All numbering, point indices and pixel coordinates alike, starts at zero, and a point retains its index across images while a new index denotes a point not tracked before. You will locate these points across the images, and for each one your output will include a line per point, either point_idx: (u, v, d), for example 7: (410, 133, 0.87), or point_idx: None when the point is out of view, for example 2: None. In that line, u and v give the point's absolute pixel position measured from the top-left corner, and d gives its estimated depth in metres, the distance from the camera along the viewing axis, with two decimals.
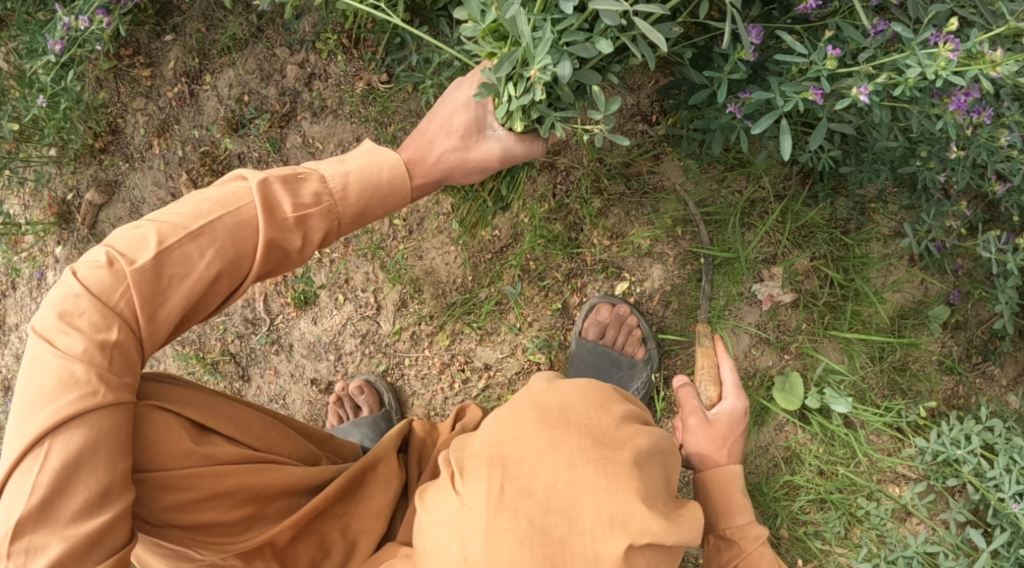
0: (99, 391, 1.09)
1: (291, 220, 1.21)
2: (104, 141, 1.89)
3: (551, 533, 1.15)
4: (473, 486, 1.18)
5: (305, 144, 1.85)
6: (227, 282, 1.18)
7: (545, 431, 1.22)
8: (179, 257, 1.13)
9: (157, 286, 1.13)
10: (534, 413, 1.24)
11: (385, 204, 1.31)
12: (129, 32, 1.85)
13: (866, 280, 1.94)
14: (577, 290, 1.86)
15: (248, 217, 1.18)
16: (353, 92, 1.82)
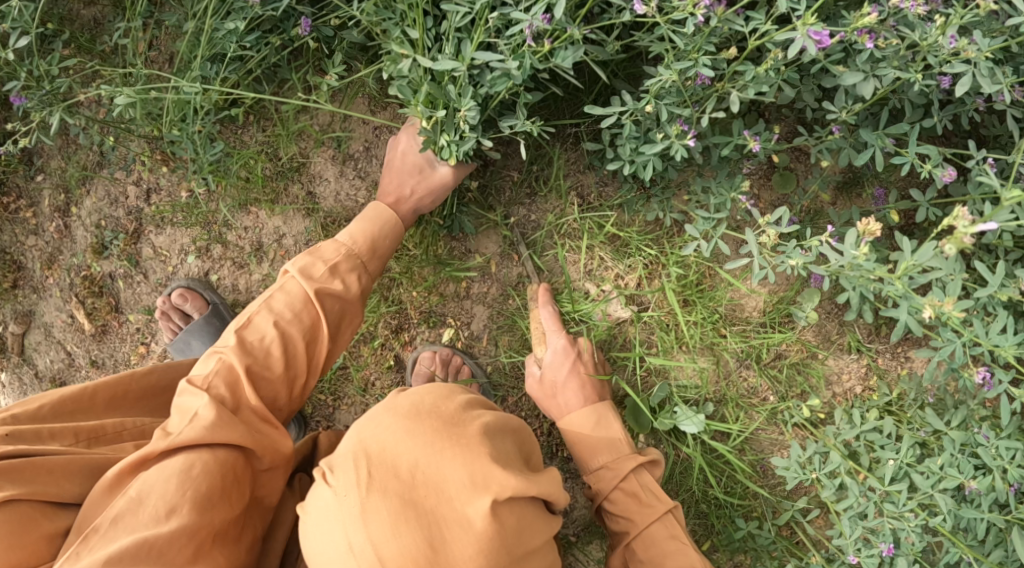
0: (214, 428, 1.29)
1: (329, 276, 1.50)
2: (12, 278, 2.17)
3: (423, 506, 1.14)
4: (342, 476, 1.16)
5: (156, 254, 2.06)
6: (297, 339, 1.44)
7: (393, 419, 1.21)
8: (255, 333, 1.42)
9: (256, 357, 1.40)
10: (389, 410, 1.22)
11: (388, 241, 1.62)
12: (8, 182, 2.15)
13: (711, 279, 1.83)
14: (406, 344, 1.90)
15: (294, 286, 1.47)
16: (179, 199, 2.02)
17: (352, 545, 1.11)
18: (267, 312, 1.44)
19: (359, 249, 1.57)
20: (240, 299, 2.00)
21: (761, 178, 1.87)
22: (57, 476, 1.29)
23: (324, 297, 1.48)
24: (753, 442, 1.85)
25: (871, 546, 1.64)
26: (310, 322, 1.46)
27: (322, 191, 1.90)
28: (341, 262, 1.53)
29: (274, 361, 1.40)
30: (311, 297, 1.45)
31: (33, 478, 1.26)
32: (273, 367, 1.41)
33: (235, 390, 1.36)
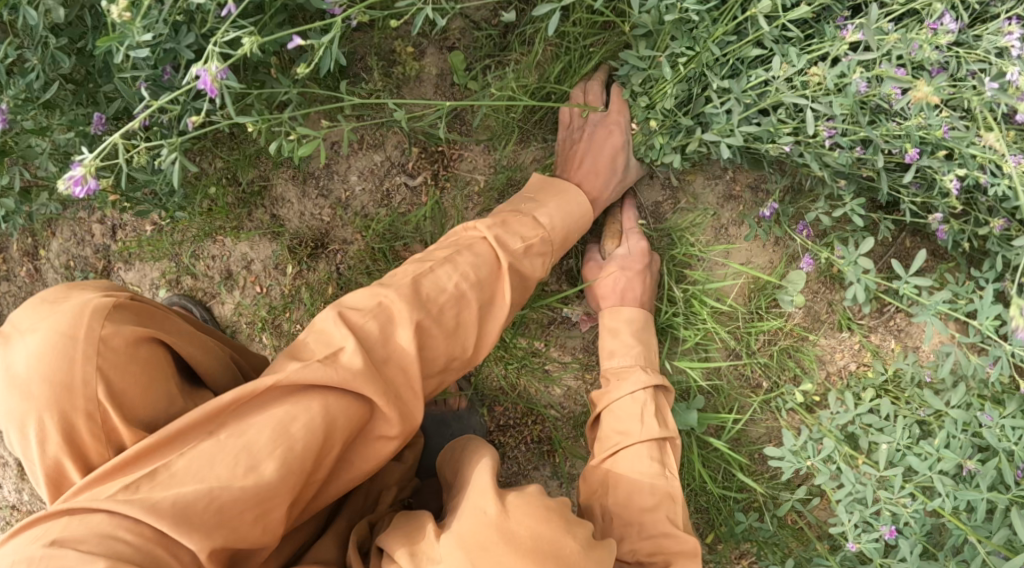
0: (350, 378, 1.18)
1: (521, 252, 1.45)
2: None
3: None
4: None
5: (127, 290, 2.02)
6: (476, 309, 1.35)
7: (520, 562, 1.17)
8: (434, 287, 1.31)
9: (430, 313, 1.29)
10: (513, 547, 1.18)
11: (579, 226, 1.63)
12: None
13: (695, 264, 1.81)
14: None
15: (486, 252, 1.39)
16: (146, 232, 1.98)
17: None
18: (452, 269, 1.34)
19: (556, 238, 1.54)
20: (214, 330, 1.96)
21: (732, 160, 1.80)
22: (185, 341, 1.26)
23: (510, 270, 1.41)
24: (745, 433, 1.82)
25: (872, 530, 1.57)
26: (490, 291, 1.37)
27: (288, 214, 1.85)
28: (521, 238, 1.47)
29: (451, 321, 1.31)
30: (502, 268, 1.38)
31: (163, 328, 1.24)
32: (445, 328, 1.31)
33: (388, 337, 1.26)
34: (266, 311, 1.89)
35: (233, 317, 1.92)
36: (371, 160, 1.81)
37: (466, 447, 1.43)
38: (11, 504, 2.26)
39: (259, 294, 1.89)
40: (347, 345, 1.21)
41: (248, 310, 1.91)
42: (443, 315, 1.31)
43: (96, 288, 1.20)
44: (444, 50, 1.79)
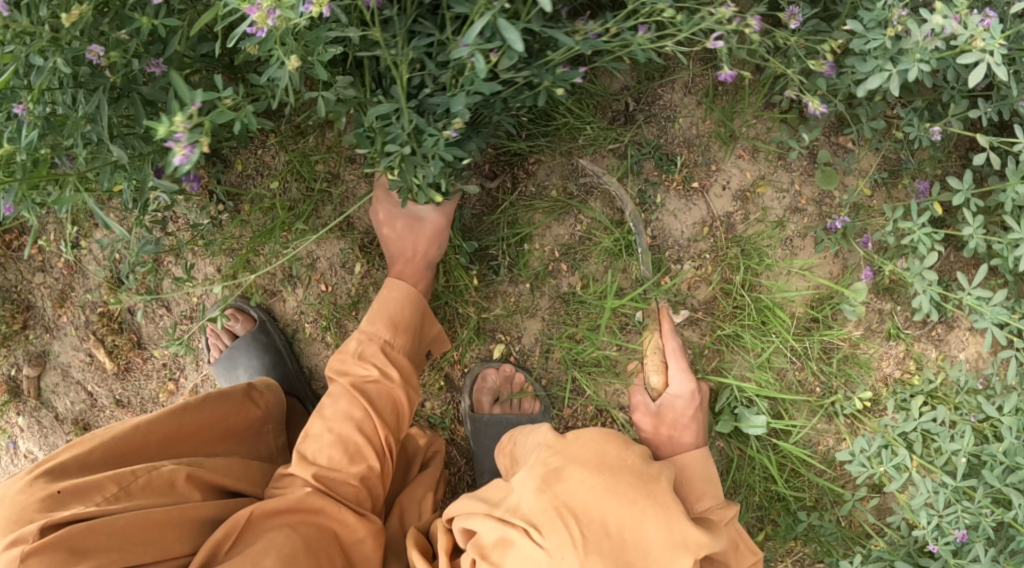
0: (299, 498, 1.40)
1: (377, 364, 1.55)
2: (22, 318, 2.08)
3: (628, 558, 1.34)
4: (555, 538, 1.32)
5: (179, 286, 1.97)
6: (353, 444, 1.49)
7: (591, 475, 1.38)
8: (311, 446, 1.48)
9: (319, 465, 1.46)
10: (581, 465, 1.39)
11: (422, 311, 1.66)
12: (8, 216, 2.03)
13: (765, 270, 1.81)
14: (456, 361, 1.83)
15: (341, 391, 1.53)
16: (201, 226, 1.92)
17: (549, 554, 1.32)
18: (323, 423, 1.50)
19: (405, 320, 1.61)
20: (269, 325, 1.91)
21: (800, 172, 1.83)
22: (119, 533, 1.26)
23: (361, 389, 1.53)
24: (806, 439, 1.85)
25: (946, 534, 1.66)
26: (359, 418, 1.50)
27: (360, 213, 1.83)
28: (369, 347, 1.57)
29: (337, 462, 1.47)
30: (349, 397, 1.50)
31: (93, 544, 1.23)
32: (341, 468, 1.47)
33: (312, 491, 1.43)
34: (332, 309, 1.86)
35: (297, 316, 1.89)
36: None
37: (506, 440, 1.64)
38: None
39: (324, 292, 1.87)
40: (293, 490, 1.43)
41: (313, 310, 1.88)
42: (327, 462, 1.46)
43: (14, 510, 1.25)
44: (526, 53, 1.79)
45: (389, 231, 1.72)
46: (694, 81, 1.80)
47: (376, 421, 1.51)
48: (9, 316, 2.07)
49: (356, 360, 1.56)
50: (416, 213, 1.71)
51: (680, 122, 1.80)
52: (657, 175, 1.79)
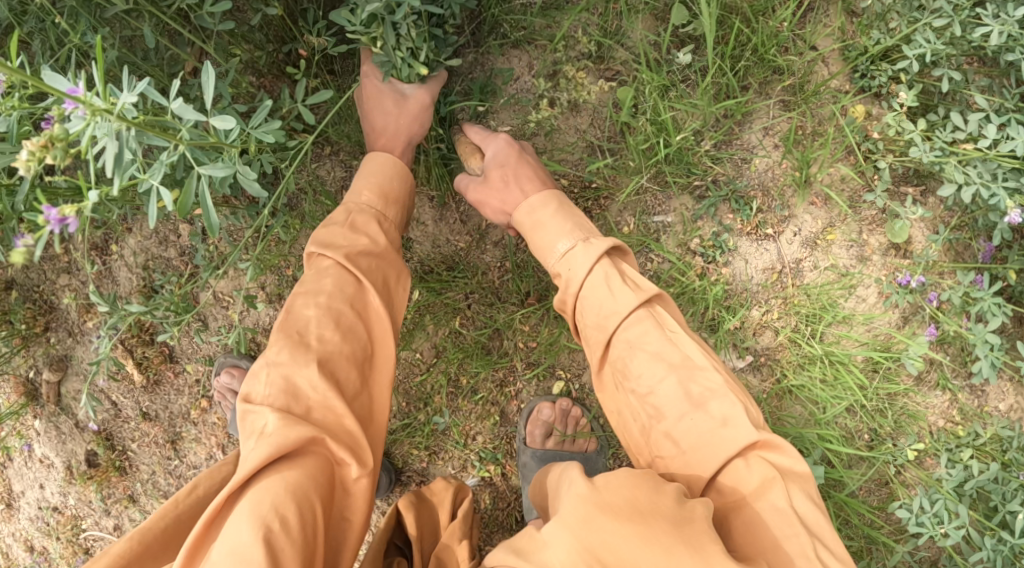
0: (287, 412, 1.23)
1: (351, 238, 1.41)
2: (44, 321, 2.00)
3: None
4: None
5: (217, 299, 1.86)
6: (339, 318, 1.33)
7: (624, 525, 1.09)
8: (299, 323, 1.31)
9: (313, 347, 1.29)
10: (620, 514, 1.10)
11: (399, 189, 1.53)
12: None
13: (831, 318, 1.76)
14: (512, 397, 1.75)
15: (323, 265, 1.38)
16: (244, 240, 1.80)
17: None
18: (307, 301, 1.33)
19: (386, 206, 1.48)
20: None
21: (872, 220, 1.75)
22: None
23: (354, 261, 1.38)
24: (860, 491, 1.80)
25: None
26: (352, 291, 1.36)
27: (419, 238, 1.73)
28: (364, 217, 1.45)
29: (320, 333, 1.30)
30: (342, 262, 1.36)
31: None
32: (333, 342, 1.30)
33: (294, 388, 1.25)
34: None
35: None
36: None
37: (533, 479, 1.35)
38: (54, 506, 2.11)
39: None
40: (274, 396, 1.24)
41: None
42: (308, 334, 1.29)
43: None
44: (605, 80, 1.70)
45: (374, 102, 1.54)
46: (774, 123, 1.74)
47: (355, 279, 1.37)
48: (31, 318, 2.00)
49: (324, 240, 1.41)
50: (399, 89, 1.54)
51: (757, 164, 1.74)
52: (732, 219, 1.74)
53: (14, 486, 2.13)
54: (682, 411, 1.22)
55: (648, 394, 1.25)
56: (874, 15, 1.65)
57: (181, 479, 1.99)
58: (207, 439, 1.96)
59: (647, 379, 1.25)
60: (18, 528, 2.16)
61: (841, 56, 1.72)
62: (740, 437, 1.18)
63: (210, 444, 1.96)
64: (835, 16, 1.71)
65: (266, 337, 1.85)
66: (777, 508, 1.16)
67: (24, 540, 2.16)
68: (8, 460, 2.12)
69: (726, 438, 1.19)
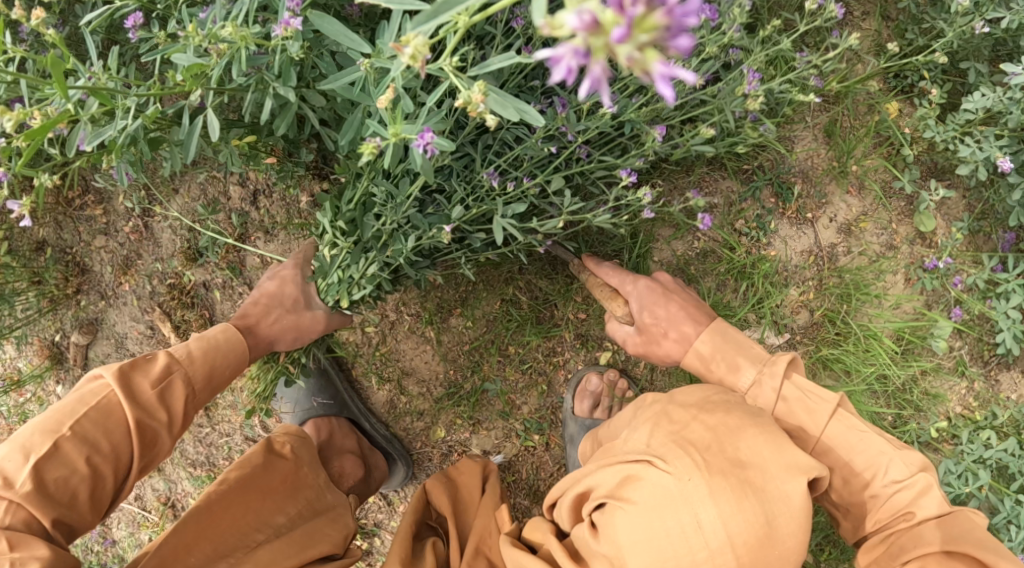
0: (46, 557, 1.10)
1: (156, 398, 1.25)
2: (76, 283, 2.00)
3: (753, 483, 1.11)
4: (678, 465, 1.14)
5: (264, 264, 1.87)
6: (113, 475, 1.20)
7: (702, 412, 1.19)
8: (60, 469, 1.15)
9: (58, 505, 1.14)
10: (694, 414, 1.18)
11: (231, 362, 1.37)
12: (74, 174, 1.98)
13: (862, 300, 1.84)
14: (560, 367, 1.79)
15: (114, 405, 1.21)
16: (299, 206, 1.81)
17: (701, 523, 1.10)
18: (71, 448, 1.16)
19: (198, 373, 1.31)
20: (368, 317, 1.79)
21: (901, 210, 1.84)
22: None
23: (142, 427, 1.22)
24: None
25: None
26: (127, 461, 1.22)
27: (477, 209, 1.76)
28: (177, 376, 1.28)
29: (83, 493, 1.16)
30: (133, 429, 1.20)
31: None
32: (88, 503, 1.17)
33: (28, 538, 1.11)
34: (434, 305, 1.77)
35: (397, 306, 1.78)
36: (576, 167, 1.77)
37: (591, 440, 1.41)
38: None
39: (429, 285, 1.77)
40: (26, 546, 1.09)
41: (415, 300, 1.78)
42: (73, 487, 1.15)
43: None
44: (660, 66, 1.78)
45: (280, 291, 1.64)
46: (814, 119, 1.81)
47: (132, 454, 1.22)
48: (62, 279, 1.99)
49: (124, 375, 1.23)
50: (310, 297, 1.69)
51: (798, 152, 1.82)
52: (774, 202, 1.82)
53: None
54: (889, 488, 1.22)
55: (846, 469, 1.26)
56: (907, 19, 1.77)
57: (211, 449, 1.96)
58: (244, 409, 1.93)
59: (841, 456, 1.26)
60: None
61: (875, 56, 1.82)
62: (939, 507, 1.20)
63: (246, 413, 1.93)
64: (870, 21, 1.81)
65: None
66: (994, 554, 1.15)
67: None
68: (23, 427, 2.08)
69: (925, 508, 1.20)
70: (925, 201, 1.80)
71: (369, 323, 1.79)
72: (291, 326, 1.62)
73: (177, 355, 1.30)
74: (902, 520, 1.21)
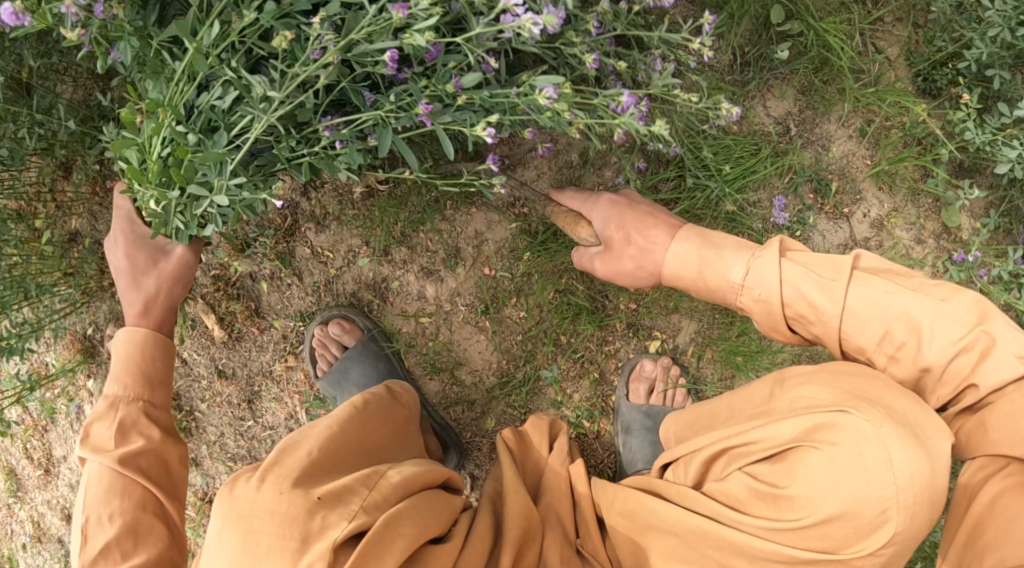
0: None
1: (121, 438, 1.37)
2: (112, 275, 2.00)
3: (920, 433, 1.16)
4: (859, 419, 1.18)
5: (315, 255, 1.85)
6: (143, 516, 1.35)
7: (862, 374, 1.23)
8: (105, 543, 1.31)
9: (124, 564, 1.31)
10: (860, 369, 1.24)
11: (163, 352, 1.47)
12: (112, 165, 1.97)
13: None
14: (611, 356, 1.82)
15: (101, 466, 1.34)
16: (352, 197, 1.82)
17: (891, 465, 1.15)
18: (96, 527, 1.32)
19: (145, 387, 1.42)
20: (423, 308, 1.81)
21: (930, 207, 1.89)
22: None
23: (129, 463, 1.35)
24: None
25: None
26: (140, 497, 1.35)
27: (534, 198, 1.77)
28: (132, 413, 1.40)
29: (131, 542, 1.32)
30: (117, 473, 1.33)
31: None
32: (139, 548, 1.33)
33: None
34: (489, 295, 1.80)
35: (451, 297, 1.80)
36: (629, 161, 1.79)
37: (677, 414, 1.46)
38: None
39: (484, 276, 1.79)
40: None
41: (470, 289, 1.80)
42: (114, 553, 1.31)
43: None
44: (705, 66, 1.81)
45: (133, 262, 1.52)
46: (849, 118, 1.86)
47: (139, 484, 1.36)
48: (98, 272, 1.97)
49: (96, 441, 1.36)
50: (162, 247, 1.54)
51: (835, 150, 1.86)
52: (813, 198, 1.87)
53: (58, 450, 2.06)
54: (941, 359, 1.21)
55: (890, 344, 1.24)
56: (936, 26, 1.78)
57: (253, 442, 1.94)
58: (290, 401, 1.92)
59: (879, 349, 1.25)
60: (58, 494, 2.09)
61: (904, 60, 1.84)
62: (999, 374, 1.18)
63: (293, 404, 1.91)
64: (900, 27, 1.84)
65: (372, 294, 1.83)
66: None
67: (64, 508, 2.09)
68: (52, 422, 2.06)
69: (985, 378, 1.19)
70: (955, 197, 1.84)
71: (424, 314, 1.81)
72: (170, 282, 1.53)
73: (122, 391, 1.41)
74: (966, 391, 1.22)
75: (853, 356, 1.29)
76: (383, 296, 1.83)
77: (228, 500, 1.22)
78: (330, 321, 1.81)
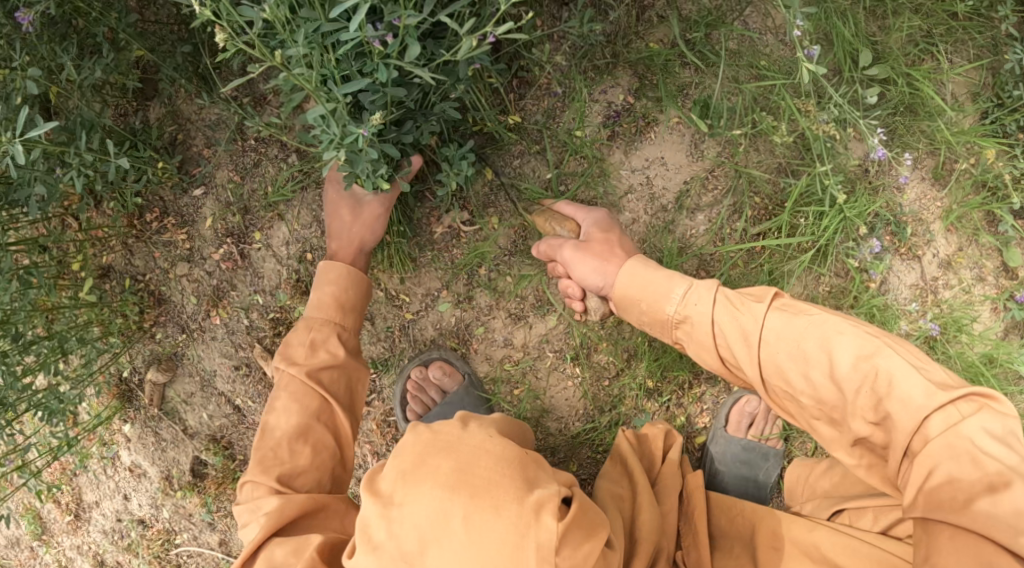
0: (279, 509, 1.28)
1: (310, 347, 1.43)
2: (151, 315, 1.82)
3: None
4: None
5: (389, 298, 1.74)
6: (319, 424, 1.39)
7: None
8: (278, 434, 1.36)
9: (286, 463, 1.34)
10: None
11: (356, 293, 1.51)
12: (152, 194, 1.79)
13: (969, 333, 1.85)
14: (697, 400, 1.79)
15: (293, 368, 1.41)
16: (433, 237, 1.73)
17: None
18: (274, 417, 1.38)
19: (331, 314, 1.47)
20: (512, 354, 1.75)
21: (990, 247, 1.88)
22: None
23: (316, 377, 1.40)
24: None
25: None
26: (316, 406, 1.39)
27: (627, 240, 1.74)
28: (323, 328, 1.46)
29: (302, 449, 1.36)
30: (305, 376, 1.38)
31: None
32: (306, 457, 1.36)
33: (287, 498, 1.29)
34: (579, 340, 1.74)
35: (540, 343, 1.75)
36: (718, 203, 1.74)
37: (823, 469, 1.63)
38: (140, 519, 1.92)
39: (576, 321, 1.74)
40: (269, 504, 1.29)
41: (560, 335, 1.75)
42: (284, 453, 1.35)
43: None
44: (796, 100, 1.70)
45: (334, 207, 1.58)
46: (923, 160, 1.85)
47: (323, 395, 1.40)
48: (136, 311, 1.81)
49: (289, 347, 1.44)
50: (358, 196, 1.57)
51: (909, 193, 1.85)
52: (890, 240, 1.85)
53: (88, 495, 1.93)
54: (853, 380, 1.13)
55: (805, 366, 1.18)
56: (1010, 74, 1.79)
57: None
58: (360, 450, 1.80)
59: (795, 374, 1.18)
60: (89, 541, 1.96)
61: (973, 104, 1.84)
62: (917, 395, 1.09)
63: (363, 453, 1.80)
64: (972, 70, 1.84)
65: (454, 340, 1.76)
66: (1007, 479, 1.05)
67: (94, 555, 1.96)
68: (82, 468, 1.92)
69: (896, 400, 1.11)
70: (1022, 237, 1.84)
71: (511, 360, 1.75)
72: (364, 226, 1.56)
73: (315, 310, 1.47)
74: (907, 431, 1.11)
75: (775, 386, 1.22)
76: (467, 342, 1.75)
77: (422, 433, 1.17)
78: (430, 363, 1.74)
